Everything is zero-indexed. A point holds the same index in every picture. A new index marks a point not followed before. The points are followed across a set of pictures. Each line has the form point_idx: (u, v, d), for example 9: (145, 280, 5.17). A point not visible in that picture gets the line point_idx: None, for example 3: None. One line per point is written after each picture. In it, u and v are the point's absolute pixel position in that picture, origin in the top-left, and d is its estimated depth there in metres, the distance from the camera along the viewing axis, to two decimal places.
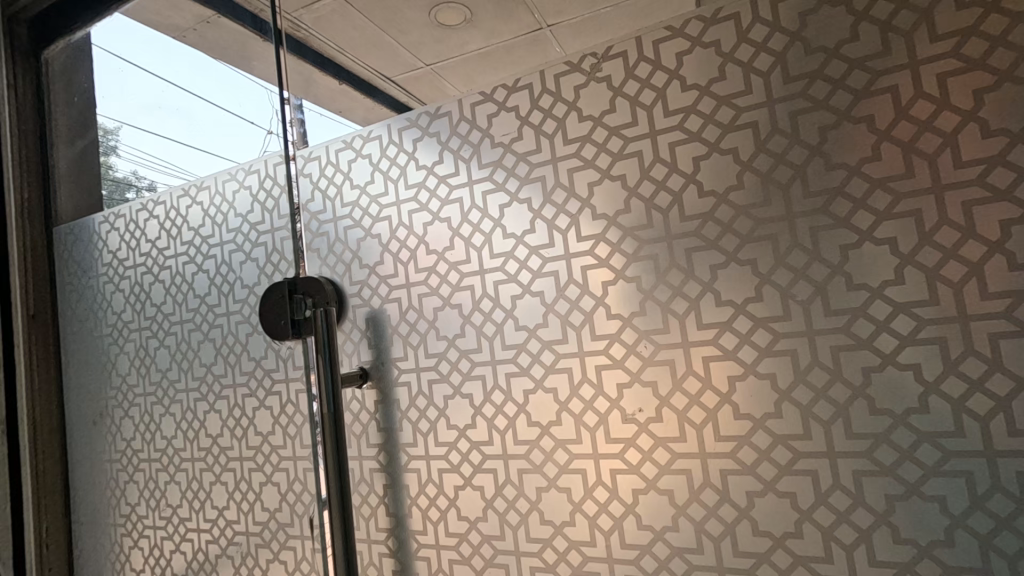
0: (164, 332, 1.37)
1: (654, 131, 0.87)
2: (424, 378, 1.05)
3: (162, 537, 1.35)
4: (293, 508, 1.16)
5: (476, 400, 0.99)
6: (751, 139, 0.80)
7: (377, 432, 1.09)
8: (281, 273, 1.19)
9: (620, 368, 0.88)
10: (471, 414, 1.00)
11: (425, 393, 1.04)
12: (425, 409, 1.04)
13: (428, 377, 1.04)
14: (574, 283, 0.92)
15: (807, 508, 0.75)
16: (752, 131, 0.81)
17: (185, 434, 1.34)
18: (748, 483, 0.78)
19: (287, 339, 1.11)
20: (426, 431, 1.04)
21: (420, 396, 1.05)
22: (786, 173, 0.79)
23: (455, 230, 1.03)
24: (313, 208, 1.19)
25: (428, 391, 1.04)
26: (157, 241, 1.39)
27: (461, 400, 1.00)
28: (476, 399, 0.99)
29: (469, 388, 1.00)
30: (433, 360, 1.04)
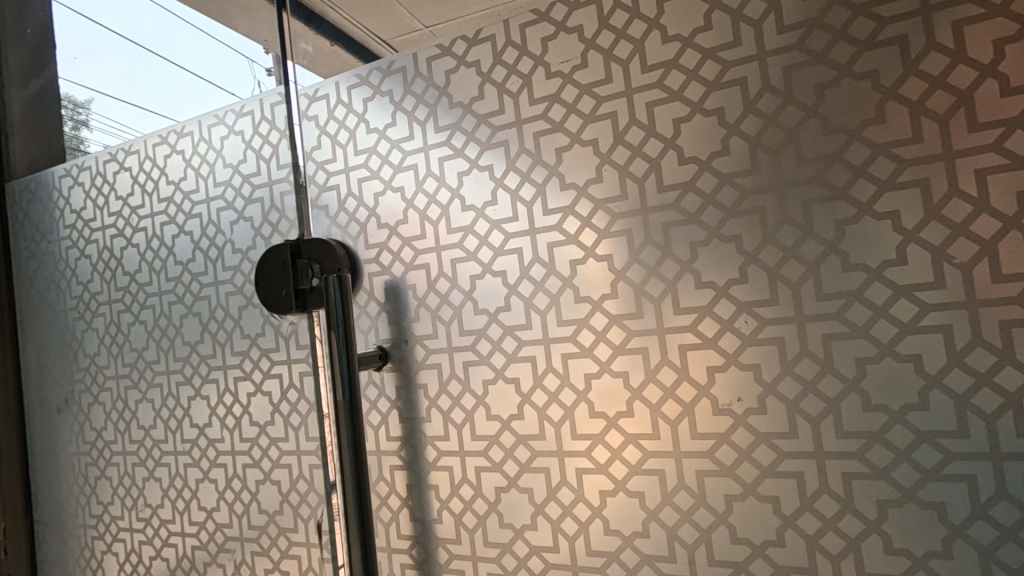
0: (139, 306, 1.16)
1: (763, 53, 0.71)
2: (458, 360, 0.88)
3: (140, 540, 1.17)
4: (297, 511, 1.00)
5: (524, 387, 0.83)
6: (899, 59, 0.65)
7: (399, 423, 0.92)
8: (282, 235, 0.99)
9: (711, 349, 0.72)
10: (518, 404, 0.83)
11: (459, 377, 0.88)
12: (459, 396, 0.88)
13: (463, 359, 0.87)
14: (652, 245, 0.76)
15: (959, 523, 0.62)
16: (899, 48, 0.66)
17: (164, 424, 1.14)
18: (880, 490, 0.65)
19: (291, 312, 0.94)
20: (460, 423, 0.88)
21: (453, 381, 0.88)
22: (944, 101, 0.64)
23: (499, 181, 0.85)
24: (320, 157, 1.00)
25: (463, 374, 0.87)
26: (129, 197, 1.18)
27: (505, 386, 0.84)
28: (523, 386, 0.83)
29: (514, 372, 0.84)
30: (469, 338, 0.87)
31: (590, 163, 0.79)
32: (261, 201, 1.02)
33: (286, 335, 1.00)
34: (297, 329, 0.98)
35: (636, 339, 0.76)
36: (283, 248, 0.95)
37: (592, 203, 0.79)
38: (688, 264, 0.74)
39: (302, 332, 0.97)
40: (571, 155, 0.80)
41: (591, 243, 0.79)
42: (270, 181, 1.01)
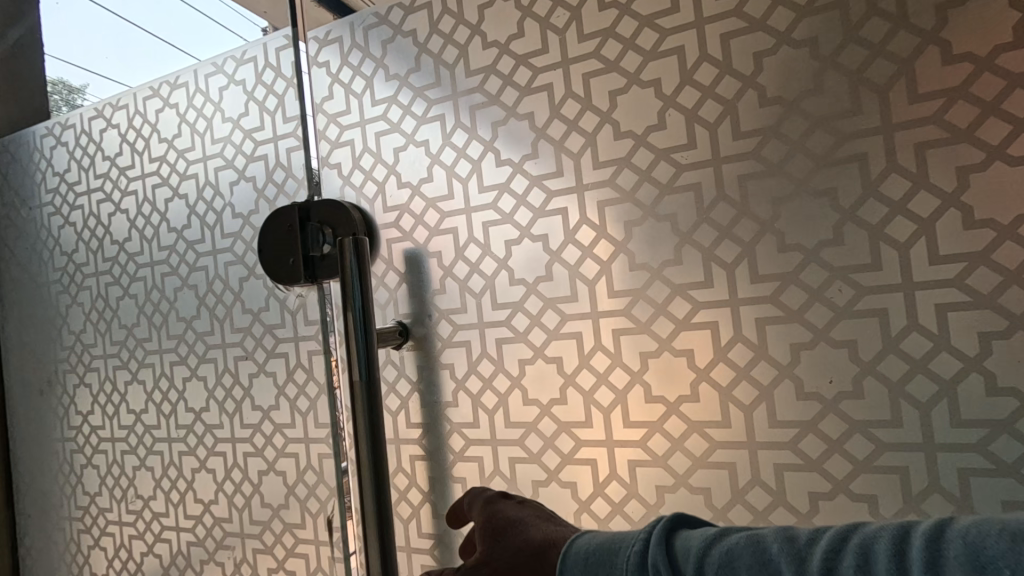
0: (129, 278, 1.05)
1: None
2: (489, 338, 0.78)
3: (130, 535, 1.07)
4: (305, 505, 0.89)
5: (567, 367, 0.73)
6: None
7: (420, 409, 0.83)
8: (290, 197, 0.87)
9: (795, 321, 0.64)
10: (560, 387, 0.73)
11: (490, 357, 0.78)
12: (491, 378, 0.78)
13: (496, 336, 0.77)
14: (725, 200, 0.66)
15: None
16: None
17: (157, 409, 1.04)
18: (1012, 485, 0.57)
19: (299, 283, 0.84)
20: (492, 408, 0.78)
21: (483, 361, 0.79)
22: None
23: (542, 129, 0.74)
24: (332, 108, 0.89)
25: (495, 354, 0.78)
26: (117, 157, 1.06)
27: (545, 367, 0.74)
28: (565, 366, 0.73)
29: (555, 351, 0.74)
30: (502, 312, 0.77)
31: (649, 111, 0.69)
32: (265, 158, 0.90)
33: (293, 310, 0.89)
34: (305, 302, 0.87)
35: (705, 311, 0.66)
36: (292, 210, 0.84)
37: (650, 155, 0.69)
38: (770, 224, 0.65)
39: (310, 306, 0.87)
40: (625, 99, 0.70)
41: (651, 202, 0.68)
42: (276, 136, 0.90)
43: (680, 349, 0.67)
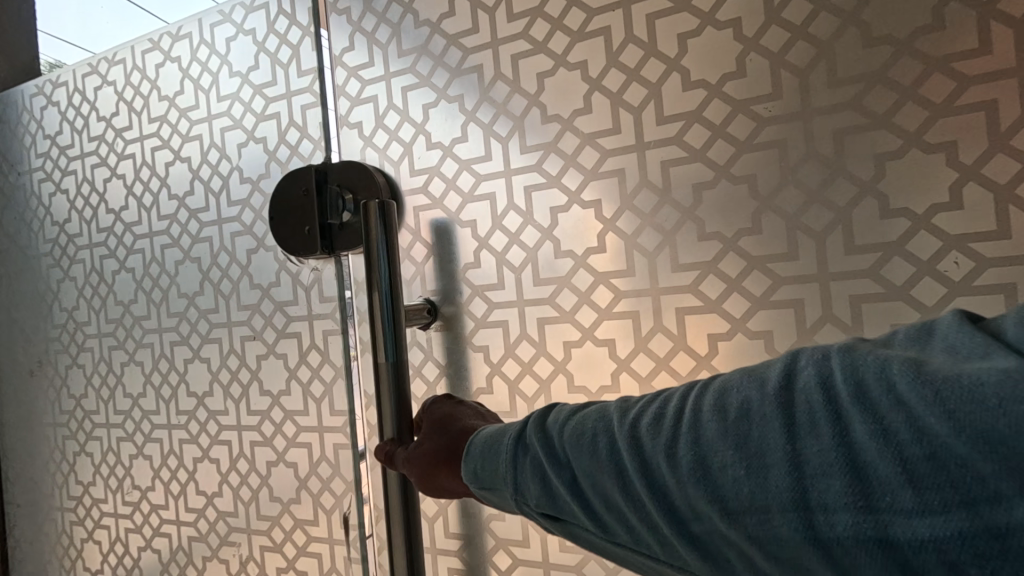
0: (125, 250, 0.96)
1: None
2: (531, 317, 0.70)
3: (126, 529, 0.99)
4: (318, 500, 0.81)
5: (621, 351, 0.64)
6: None
7: (449, 396, 0.75)
8: (304, 158, 0.79)
9: (900, 299, 0.53)
10: (611, 372, 0.65)
11: (531, 339, 0.70)
12: (532, 362, 0.70)
13: (537, 315, 0.69)
14: (817, 158, 0.55)
15: None
16: None
17: (156, 393, 0.95)
18: None
19: (314, 254, 0.76)
20: (532, 395, 0.70)
21: (523, 343, 0.70)
22: None
23: (596, 81, 0.65)
24: (352, 60, 0.80)
25: (537, 335, 0.70)
26: (113, 117, 0.96)
27: (594, 350, 0.66)
28: (619, 348, 0.64)
29: (606, 333, 0.65)
30: (546, 288, 0.69)
31: (727, 55, 0.58)
32: (276, 116, 0.81)
33: (308, 285, 0.80)
34: (321, 276, 0.78)
35: (787, 286, 0.56)
36: (309, 173, 0.76)
37: (726, 108, 0.59)
38: (872, 184, 0.53)
39: (327, 280, 0.78)
40: (698, 43, 0.60)
41: (725, 162, 0.59)
42: (289, 90, 0.80)
43: (756, 331, 0.58)
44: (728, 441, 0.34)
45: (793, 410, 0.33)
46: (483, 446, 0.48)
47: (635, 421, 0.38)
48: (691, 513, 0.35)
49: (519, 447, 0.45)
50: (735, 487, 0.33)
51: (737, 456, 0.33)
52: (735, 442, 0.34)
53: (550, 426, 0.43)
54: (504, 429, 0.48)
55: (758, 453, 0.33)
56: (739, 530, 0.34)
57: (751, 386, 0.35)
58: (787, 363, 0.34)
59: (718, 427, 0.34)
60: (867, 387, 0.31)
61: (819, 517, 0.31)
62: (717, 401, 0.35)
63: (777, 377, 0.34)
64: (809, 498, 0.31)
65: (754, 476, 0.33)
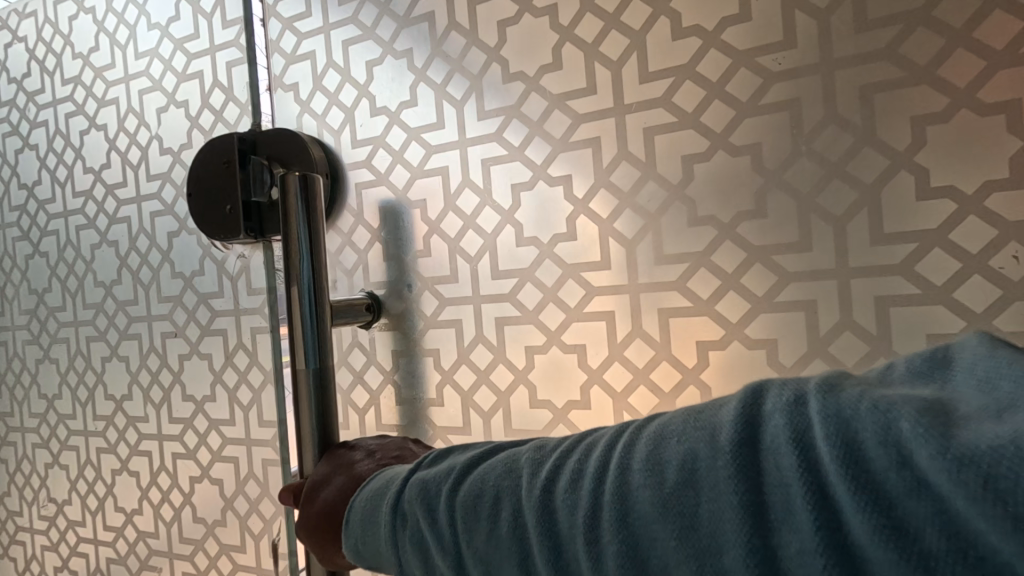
0: (39, 232, 0.85)
1: None
2: (488, 317, 0.59)
3: (42, 546, 0.88)
4: (246, 522, 0.70)
5: (592, 360, 0.53)
6: None
7: (394, 406, 0.64)
8: (230, 126, 0.67)
9: (940, 304, 0.42)
10: (581, 386, 0.54)
11: (488, 342, 0.59)
12: (488, 369, 0.59)
13: (495, 315, 0.58)
14: (838, 123, 0.44)
15: None
16: None
17: (73, 395, 0.84)
18: None
19: (239, 237, 0.63)
20: (489, 410, 0.59)
21: (478, 346, 0.59)
22: None
23: (567, 30, 0.54)
24: (287, 11, 0.67)
25: (495, 338, 0.58)
26: (24, 79, 0.84)
27: (561, 357, 0.55)
28: (590, 356, 0.53)
29: (575, 338, 0.54)
30: (506, 283, 0.57)
31: None
32: (199, 76, 0.69)
33: (234, 276, 0.69)
34: (249, 265, 0.68)
35: (797, 285, 0.45)
36: (231, 141, 0.63)
37: (726, 60, 0.47)
38: (907, 156, 0.42)
39: (255, 270, 0.68)
40: None
41: (722, 129, 0.48)
42: (214, 46, 0.68)
43: (756, 339, 0.47)
44: (668, 523, 0.25)
45: (754, 482, 0.24)
46: (370, 503, 0.38)
47: (553, 482, 0.29)
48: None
49: (410, 507, 0.35)
50: None
51: (682, 544, 0.25)
52: (681, 526, 0.25)
53: (451, 479, 0.33)
54: (396, 478, 0.37)
55: (707, 539, 0.24)
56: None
57: (700, 442, 0.26)
58: (745, 408, 0.25)
59: (656, 502, 0.26)
60: (846, 449, 0.22)
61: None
62: (652, 461, 0.26)
63: (734, 426, 0.25)
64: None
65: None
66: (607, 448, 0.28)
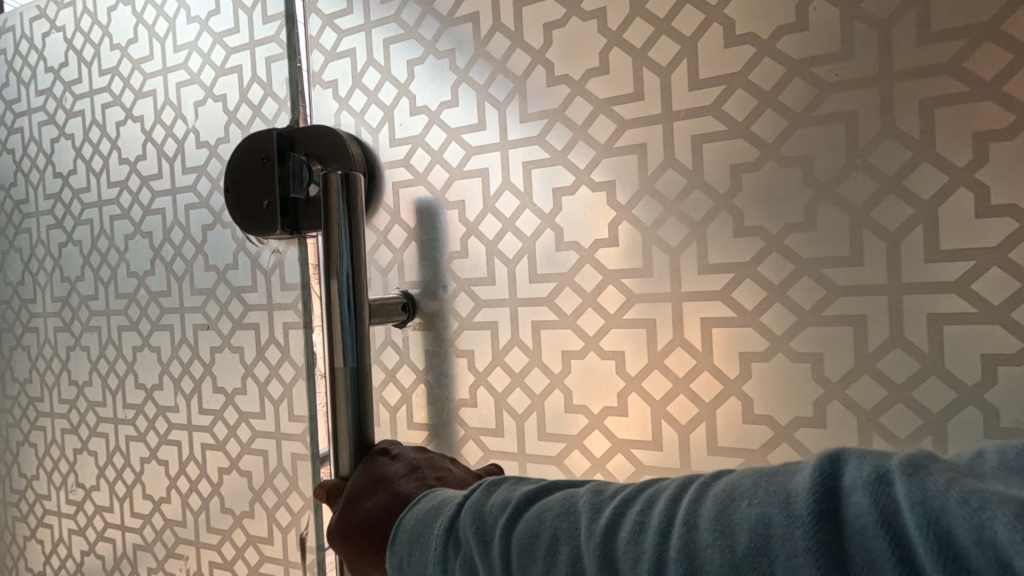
0: (73, 221, 0.85)
1: None
2: (523, 319, 0.59)
3: (69, 530, 0.90)
4: (274, 514, 0.71)
5: (631, 367, 0.53)
6: None
7: (426, 406, 0.64)
8: (268, 122, 0.67)
9: (995, 322, 0.42)
10: (618, 393, 0.54)
11: (523, 345, 0.59)
12: (523, 373, 0.59)
13: (531, 317, 0.58)
14: (895, 136, 0.44)
15: None
16: None
17: (102, 383, 0.85)
18: None
19: (274, 232, 0.63)
20: (523, 412, 0.59)
21: (514, 349, 0.59)
22: None
23: (614, 35, 0.53)
24: (328, 7, 0.67)
25: (531, 341, 0.58)
26: (62, 68, 0.84)
27: (598, 364, 0.55)
28: (629, 363, 0.53)
29: (613, 344, 0.54)
30: (543, 287, 0.57)
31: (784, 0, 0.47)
32: (237, 70, 0.69)
33: (268, 271, 0.69)
34: (284, 261, 0.67)
35: (846, 300, 0.45)
36: (270, 136, 0.63)
37: (781, 69, 0.47)
38: (967, 172, 0.42)
39: (289, 266, 0.68)
40: None
41: (774, 140, 0.47)
42: (253, 40, 0.68)
43: (801, 352, 0.47)
44: None
45: (831, 556, 0.24)
46: (418, 529, 0.38)
47: (616, 531, 0.30)
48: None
49: (462, 536, 0.35)
50: None
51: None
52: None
53: (506, 515, 0.34)
54: (450, 502, 0.38)
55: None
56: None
57: (775, 507, 0.26)
58: (824, 478, 0.26)
59: (727, 567, 0.26)
60: (935, 539, 0.22)
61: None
62: (723, 521, 0.27)
63: (812, 499, 0.25)
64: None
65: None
66: (674, 500, 0.29)
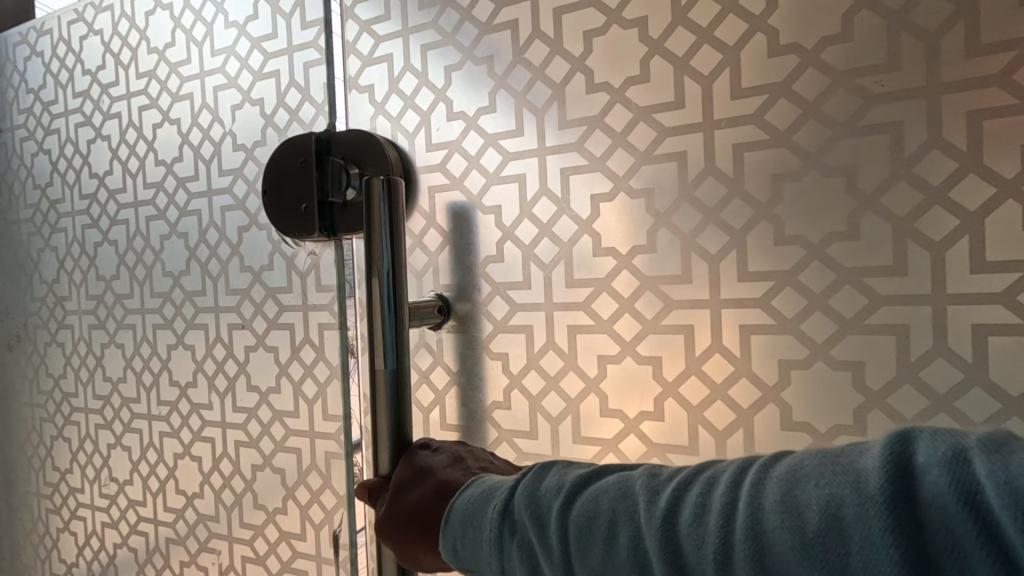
0: (109, 220, 0.87)
1: None
2: (559, 323, 0.59)
3: (103, 522, 0.92)
4: (306, 512, 0.73)
5: (667, 373, 0.54)
6: None
7: (460, 407, 0.65)
8: (306, 125, 0.68)
9: None
10: (654, 398, 0.54)
11: (558, 348, 0.60)
12: (558, 376, 0.60)
13: (567, 322, 0.59)
14: (943, 147, 0.44)
15: None
16: None
17: (136, 380, 0.87)
18: None
19: (312, 235, 0.64)
20: (557, 415, 0.59)
21: (548, 352, 0.60)
22: None
23: (655, 43, 0.54)
24: (366, 12, 0.68)
25: (566, 346, 0.59)
26: (99, 71, 0.86)
27: (635, 369, 0.55)
28: (666, 369, 0.54)
29: (650, 349, 0.55)
30: (580, 292, 0.58)
31: (830, 12, 0.47)
32: (275, 75, 0.70)
33: (304, 273, 0.70)
34: (319, 262, 0.67)
35: (887, 310, 0.46)
36: (310, 140, 0.64)
37: (825, 79, 0.48)
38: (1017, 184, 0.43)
39: (325, 267, 0.68)
40: None
41: (817, 149, 0.48)
42: (292, 46, 0.69)
43: (841, 360, 0.47)
44: (813, 569, 0.27)
45: (906, 531, 0.25)
46: (473, 508, 0.41)
47: (677, 513, 0.31)
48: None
49: (518, 519, 0.38)
50: None
51: None
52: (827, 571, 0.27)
53: (562, 497, 0.36)
54: (503, 484, 0.41)
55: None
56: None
57: (844, 488, 0.27)
58: (892, 459, 0.27)
59: (798, 547, 0.27)
60: (1013, 513, 0.23)
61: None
62: (790, 501, 0.28)
63: (881, 479, 0.26)
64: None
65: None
66: (739, 483, 0.31)
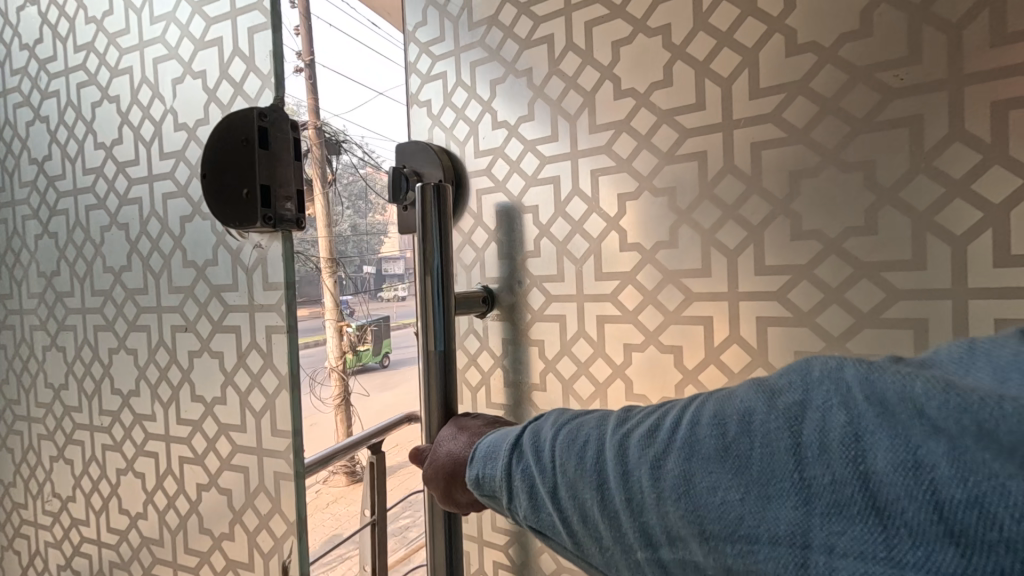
0: (49, 211, 0.85)
1: None
2: (590, 314, 0.68)
3: (47, 543, 0.90)
4: (255, 542, 0.64)
5: (687, 357, 0.61)
6: None
7: (504, 387, 0.74)
8: (250, 101, 0.58)
9: None
10: (676, 384, 0.62)
11: (589, 338, 0.68)
12: (589, 362, 0.68)
13: (596, 312, 0.67)
14: (964, 139, 0.48)
15: None
16: None
17: (81, 387, 0.83)
18: None
19: (253, 225, 0.55)
20: (588, 397, 0.68)
21: (580, 340, 0.68)
22: None
23: (678, 49, 0.60)
24: (424, 35, 0.78)
25: (595, 334, 0.67)
26: (36, 45, 0.84)
27: (657, 354, 0.63)
28: (686, 357, 0.61)
29: (673, 338, 0.62)
30: (609, 283, 0.66)
31: (849, 12, 0.52)
32: (217, 43, 0.61)
33: (251, 267, 0.60)
34: (267, 256, 0.57)
35: (904, 303, 0.50)
36: (286, 132, 0.58)
37: (842, 76, 0.53)
38: None
39: (272, 263, 0.58)
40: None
41: (835, 144, 0.54)
42: (234, 8, 0.59)
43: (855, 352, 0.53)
44: (723, 463, 0.30)
45: (795, 420, 0.28)
46: (489, 450, 0.48)
47: (632, 433, 0.35)
48: (678, 534, 0.32)
49: (523, 449, 0.44)
50: (727, 518, 0.29)
51: (733, 478, 0.29)
52: (733, 465, 0.29)
53: (554, 431, 0.42)
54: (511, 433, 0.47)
55: (747, 469, 0.29)
56: (728, 560, 0.30)
57: (755, 400, 0.30)
58: (795, 377, 0.30)
59: (716, 445, 0.30)
60: (879, 407, 0.26)
61: (820, 557, 0.26)
62: (711, 407, 0.32)
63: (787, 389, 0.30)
64: (811, 533, 0.26)
65: (751, 504, 0.28)
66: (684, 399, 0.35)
